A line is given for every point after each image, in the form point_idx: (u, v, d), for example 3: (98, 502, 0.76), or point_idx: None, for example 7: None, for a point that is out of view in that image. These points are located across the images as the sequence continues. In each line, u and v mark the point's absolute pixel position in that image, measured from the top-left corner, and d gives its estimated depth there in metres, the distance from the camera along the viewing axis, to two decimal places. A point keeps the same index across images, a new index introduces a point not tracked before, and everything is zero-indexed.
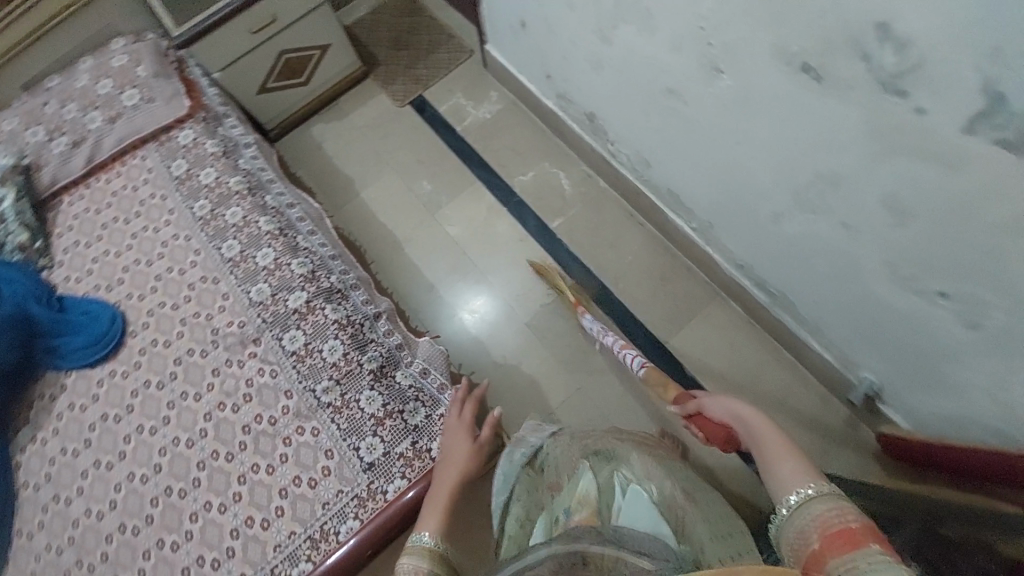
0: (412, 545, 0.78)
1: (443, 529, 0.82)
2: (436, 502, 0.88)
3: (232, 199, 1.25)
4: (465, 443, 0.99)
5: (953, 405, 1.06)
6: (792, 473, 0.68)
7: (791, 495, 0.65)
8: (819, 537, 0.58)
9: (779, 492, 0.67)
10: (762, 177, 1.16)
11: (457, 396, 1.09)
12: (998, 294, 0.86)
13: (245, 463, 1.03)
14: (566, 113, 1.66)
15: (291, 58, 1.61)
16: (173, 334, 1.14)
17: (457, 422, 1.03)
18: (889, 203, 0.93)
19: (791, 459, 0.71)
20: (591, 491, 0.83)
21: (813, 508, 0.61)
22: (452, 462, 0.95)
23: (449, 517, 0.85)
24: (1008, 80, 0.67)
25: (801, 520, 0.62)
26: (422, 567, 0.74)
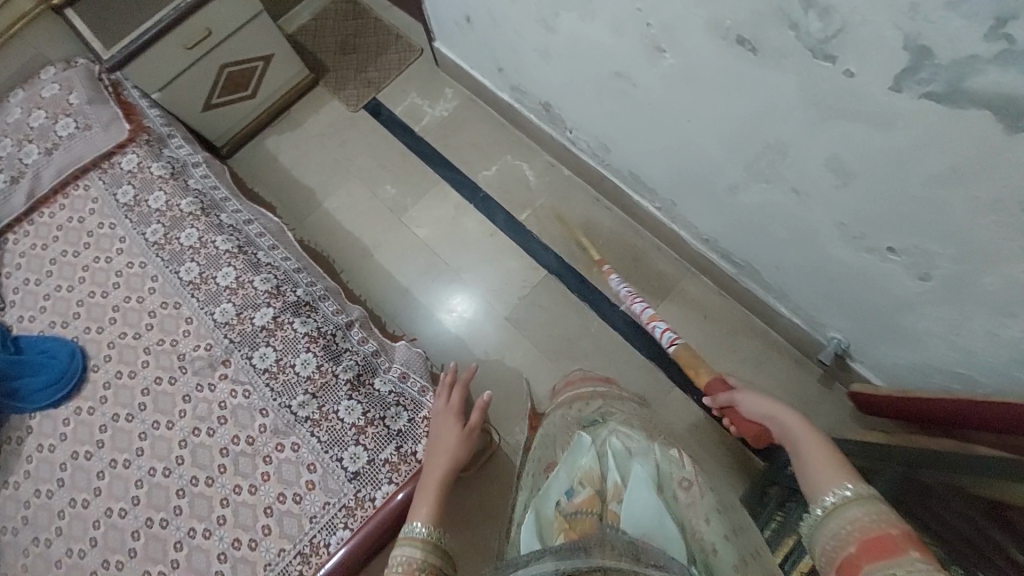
0: (406, 535, 0.82)
1: (435, 518, 0.85)
2: (427, 489, 0.91)
3: (185, 221, 1.28)
4: (453, 429, 1.00)
5: (916, 356, 1.02)
6: (831, 475, 0.67)
7: (826, 496, 0.64)
8: (856, 543, 0.57)
9: (815, 493, 0.66)
10: (715, 152, 1.04)
11: (445, 380, 1.08)
12: (948, 246, 0.79)
13: (227, 485, 1.04)
14: (523, 105, 1.57)
15: (233, 71, 1.62)
16: (138, 365, 1.16)
17: (445, 407, 1.04)
18: (833, 165, 0.84)
19: (830, 459, 0.69)
20: (594, 469, 0.74)
21: (851, 512, 0.60)
22: (441, 449, 0.97)
23: (440, 505, 0.89)
24: (928, 34, 0.60)
25: (839, 521, 0.60)
26: (415, 558, 0.78)
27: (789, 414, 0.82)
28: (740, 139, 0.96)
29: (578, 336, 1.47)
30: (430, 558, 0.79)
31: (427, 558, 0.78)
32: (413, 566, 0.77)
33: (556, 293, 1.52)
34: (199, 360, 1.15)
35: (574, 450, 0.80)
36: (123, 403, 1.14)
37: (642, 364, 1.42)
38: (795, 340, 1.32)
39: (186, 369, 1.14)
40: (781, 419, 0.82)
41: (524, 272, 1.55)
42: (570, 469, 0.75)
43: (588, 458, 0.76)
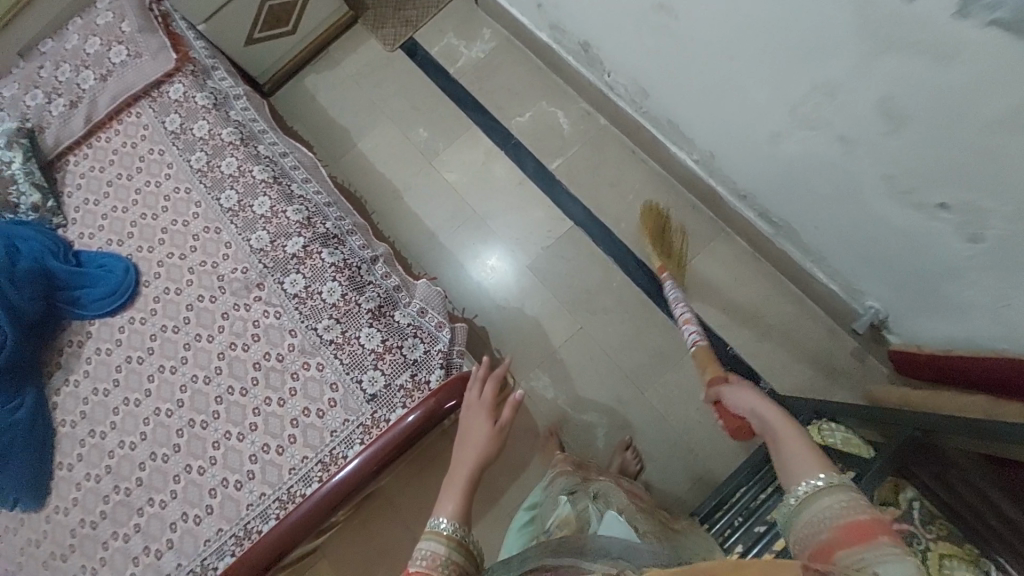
0: (430, 529, 0.78)
1: (462, 515, 0.81)
2: (455, 483, 0.86)
3: (226, 150, 1.33)
4: (485, 424, 0.96)
5: (957, 328, 0.96)
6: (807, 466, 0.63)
7: (798, 485, 0.60)
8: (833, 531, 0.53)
9: (790, 481, 0.62)
10: (759, 94, 0.97)
11: (480, 372, 1.07)
12: (1003, 203, 0.72)
13: (258, 396, 1.13)
14: (561, 45, 1.50)
15: (275, 7, 1.62)
16: (183, 283, 1.26)
17: (478, 400, 1.02)
18: (884, 107, 0.77)
19: (810, 451, 0.65)
20: (570, 513, 0.93)
21: (825, 500, 0.56)
22: (471, 445, 0.93)
23: (468, 499, 0.84)
24: None
25: (815, 511, 0.56)
26: (439, 554, 0.74)
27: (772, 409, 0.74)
28: (787, 78, 0.89)
29: (599, 290, 1.45)
30: (453, 555, 0.75)
31: (450, 555, 0.75)
32: (437, 560, 0.74)
33: (582, 246, 1.50)
34: (237, 281, 1.22)
35: (558, 503, 0.99)
36: (169, 316, 1.25)
37: (661, 323, 1.40)
38: (827, 307, 1.26)
39: (225, 290, 1.22)
40: (767, 414, 0.74)
41: (550, 222, 1.53)
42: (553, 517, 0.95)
43: (565, 506, 0.95)
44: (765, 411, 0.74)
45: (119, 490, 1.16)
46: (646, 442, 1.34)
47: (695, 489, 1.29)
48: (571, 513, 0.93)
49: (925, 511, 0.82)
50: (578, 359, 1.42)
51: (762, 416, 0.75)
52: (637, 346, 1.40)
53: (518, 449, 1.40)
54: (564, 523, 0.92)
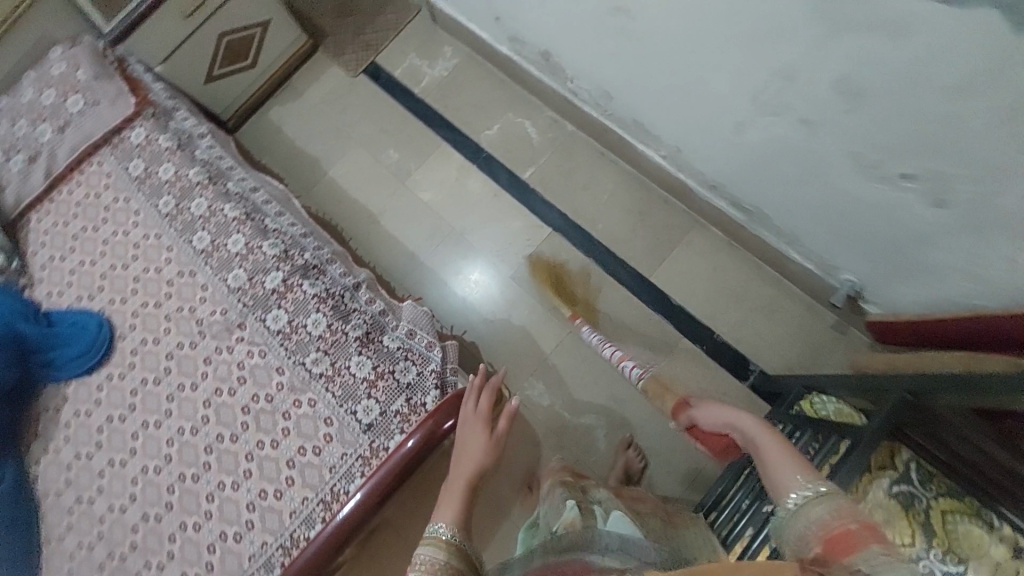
0: (429, 536, 0.80)
1: (460, 523, 0.83)
2: (454, 493, 0.88)
3: (194, 191, 1.31)
4: (481, 435, 0.97)
5: (932, 292, 0.99)
6: (792, 474, 0.70)
7: (789, 496, 0.67)
8: (818, 540, 0.59)
9: (779, 493, 0.69)
10: (719, 87, 1.00)
11: (475, 382, 1.07)
12: (964, 168, 0.75)
13: (250, 441, 1.10)
14: (523, 57, 1.53)
15: (233, 41, 1.61)
16: (161, 332, 1.22)
17: (473, 412, 1.02)
18: (842, 86, 0.80)
19: (793, 460, 0.72)
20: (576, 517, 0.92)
21: (812, 511, 0.63)
22: (468, 454, 0.94)
23: (467, 505, 0.86)
24: None
25: (806, 520, 0.63)
26: (438, 560, 0.76)
27: (748, 420, 0.83)
28: (745, 69, 0.92)
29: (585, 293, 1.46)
30: (452, 560, 0.77)
31: (449, 561, 0.77)
32: (435, 567, 0.76)
33: (562, 252, 1.50)
34: (217, 323, 1.19)
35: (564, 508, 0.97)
36: (149, 367, 1.20)
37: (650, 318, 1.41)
38: (807, 286, 1.30)
39: (205, 334, 1.19)
40: (742, 425, 0.84)
41: (529, 231, 1.54)
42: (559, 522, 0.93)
43: (571, 511, 0.94)
44: (741, 420, 0.84)
45: (112, 557, 1.10)
46: (647, 439, 1.34)
47: (701, 481, 1.30)
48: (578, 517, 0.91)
49: (923, 471, 0.87)
50: (573, 364, 1.42)
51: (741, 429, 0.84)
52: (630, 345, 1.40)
53: (521, 460, 1.38)
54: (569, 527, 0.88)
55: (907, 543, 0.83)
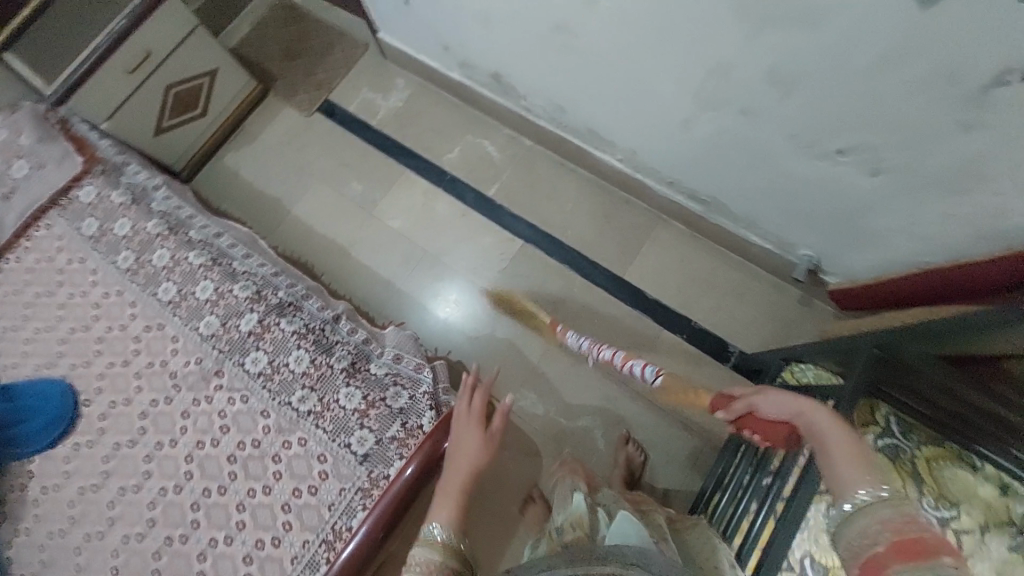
0: (425, 537, 0.88)
1: (456, 522, 0.90)
2: (450, 491, 0.95)
3: (155, 243, 1.27)
4: (476, 436, 1.02)
5: (881, 254, 1.07)
6: (862, 474, 0.68)
7: (858, 493, 0.65)
8: (887, 543, 0.58)
9: (845, 489, 0.68)
10: (663, 89, 1.07)
11: (467, 382, 1.09)
12: (891, 136, 0.84)
13: (240, 490, 1.05)
14: (474, 80, 1.58)
15: (181, 91, 1.60)
16: (132, 391, 1.16)
17: (467, 413, 1.05)
18: (773, 76, 0.88)
19: (861, 462, 0.70)
20: (583, 512, 0.98)
21: (882, 513, 0.61)
22: (463, 455, 1.00)
23: (462, 508, 0.93)
24: None
25: (871, 519, 0.62)
26: (433, 561, 0.83)
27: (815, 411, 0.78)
28: (684, 70, 0.99)
29: (564, 298, 1.49)
30: (447, 560, 0.84)
31: (445, 562, 0.83)
32: (432, 567, 0.82)
33: (536, 261, 1.54)
34: (192, 374, 1.15)
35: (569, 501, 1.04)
36: (122, 430, 1.14)
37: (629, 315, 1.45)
38: (768, 265, 1.37)
39: (181, 387, 1.15)
40: (808, 416, 0.79)
41: (501, 245, 1.57)
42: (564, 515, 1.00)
43: (578, 506, 1.00)
44: (811, 412, 0.78)
45: None
46: (643, 432, 1.36)
47: (699, 465, 1.33)
48: (586, 513, 0.98)
49: (903, 423, 0.96)
50: (560, 370, 1.44)
51: (805, 419, 0.79)
52: (614, 343, 1.44)
53: (524, 475, 1.37)
54: (576, 523, 0.96)
55: None
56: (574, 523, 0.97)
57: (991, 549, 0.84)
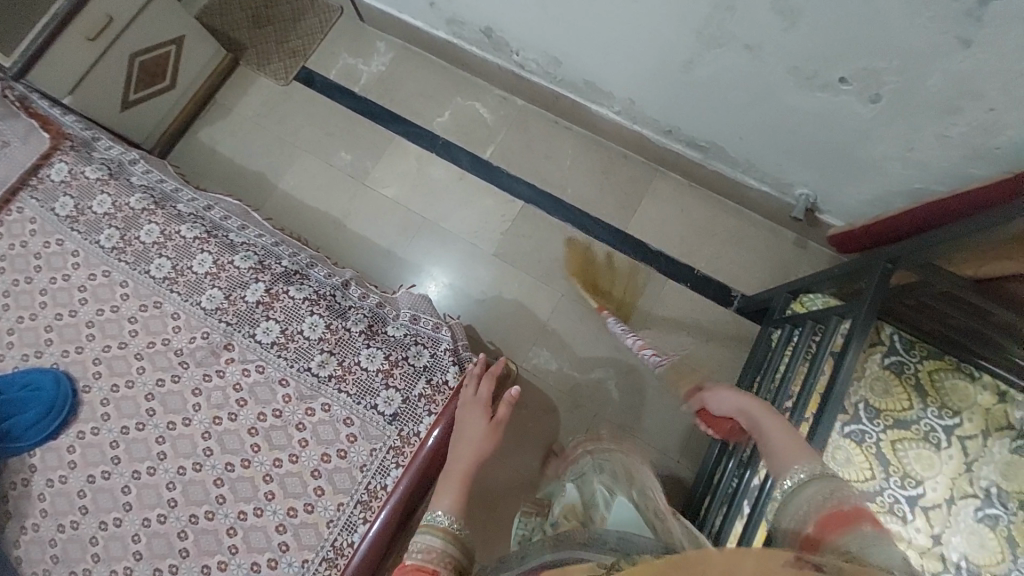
0: (427, 523, 0.83)
1: (460, 509, 0.85)
2: (452, 476, 0.90)
3: (141, 218, 1.19)
4: (481, 421, 0.98)
5: (877, 185, 1.12)
6: (790, 458, 0.72)
7: (787, 478, 0.69)
8: (817, 517, 0.61)
9: (778, 473, 0.72)
10: (665, 31, 1.06)
11: (474, 370, 1.07)
12: (891, 60, 0.86)
13: (266, 461, 1.02)
14: (462, 38, 1.53)
15: (145, 61, 1.48)
16: (134, 373, 1.11)
17: (474, 398, 1.02)
18: (779, 6, 0.88)
19: (788, 447, 0.73)
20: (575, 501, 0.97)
21: (806, 492, 0.65)
22: (467, 443, 0.95)
23: (465, 493, 0.88)
24: None
25: (801, 499, 0.65)
26: (435, 547, 0.79)
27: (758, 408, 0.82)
28: (687, 8, 0.98)
29: None
30: (449, 548, 0.80)
31: (447, 549, 0.79)
32: (434, 553, 0.78)
33: (537, 222, 1.53)
34: (199, 350, 1.10)
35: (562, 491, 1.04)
36: (127, 414, 1.09)
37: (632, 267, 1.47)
38: (765, 210, 1.41)
39: (188, 363, 1.10)
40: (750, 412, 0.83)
41: (501, 207, 1.56)
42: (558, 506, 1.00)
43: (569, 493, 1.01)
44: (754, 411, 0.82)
45: None
46: (655, 379, 1.40)
47: None
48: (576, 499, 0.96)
49: (904, 339, 1.08)
50: (570, 326, 1.45)
51: (744, 411, 0.83)
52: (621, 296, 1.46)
53: (521, 467, 1.37)
54: (570, 512, 0.93)
55: (906, 404, 1.03)
56: (569, 512, 0.93)
57: (992, 450, 0.98)
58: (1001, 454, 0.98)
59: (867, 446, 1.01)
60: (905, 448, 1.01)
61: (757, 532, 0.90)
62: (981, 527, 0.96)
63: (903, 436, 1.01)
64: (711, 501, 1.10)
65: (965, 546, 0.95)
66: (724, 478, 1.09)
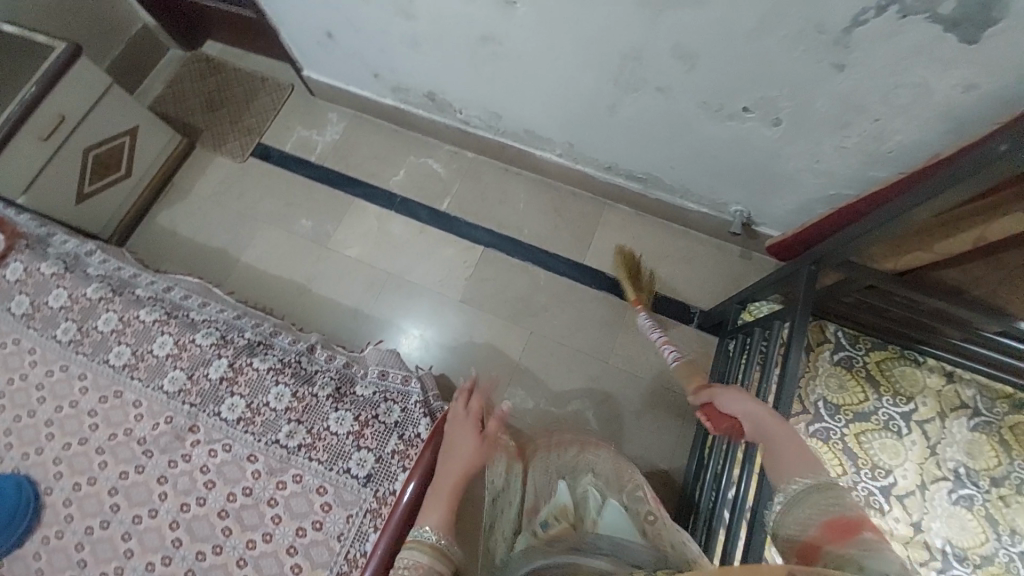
0: (414, 538, 0.83)
1: (447, 525, 0.85)
2: (440, 490, 0.89)
3: (98, 307, 1.19)
4: (471, 438, 0.96)
5: (797, 196, 1.21)
6: (796, 469, 0.68)
7: (790, 484, 0.67)
8: (821, 527, 0.60)
9: (779, 481, 0.69)
10: (587, 80, 1.16)
11: (464, 389, 1.07)
12: (782, 88, 0.96)
13: (239, 544, 0.98)
14: (408, 103, 1.63)
15: (100, 155, 1.52)
16: (96, 468, 1.07)
17: (463, 415, 1.01)
18: (678, 52, 0.98)
19: (801, 458, 0.70)
20: (569, 505, 0.87)
21: (809, 502, 0.64)
22: (456, 456, 0.94)
23: (454, 506, 0.88)
24: None
25: (804, 507, 0.64)
26: (422, 563, 0.79)
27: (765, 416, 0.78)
28: (602, 61, 1.09)
29: (532, 293, 1.54)
30: (437, 563, 0.80)
31: (434, 564, 0.79)
32: (422, 570, 0.79)
33: (499, 264, 1.58)
34: (163, 436, 1.07)
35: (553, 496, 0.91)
36: (92, 512, 1.05)
37: (594, 297, 1.52)
38: (707, 228, 1.49)
39: (152, 451, 1.06)
40: (762, 420, 0.77)
41: (462, 254, 1.61)
42: (550, 509, 0.88)
43: (564, 498, 0.89)
44: (766, 421, 0.77)
45: None
46: (630, 403, 1.42)
47: (687, 422, 1.39)
48: (569, 504, 0.87)
49: (849, 335, 1.14)
50: (541, 362, 1.47)
51: (756, 419, 0.78)
52: (587, 326, 1.49)
53: None
54: (561, 515, 0.85)
55: (862, 396, 1.08)
56: (559, 516, 0.85)
57: (951, 431, 1.03)
58: (961, 434, 1.03)
59: (833, 443, 1.05)
60: (869, 439, 1.05)
61: (738, 541, 0.92)
62: (959, 510, 0.98)
63: (865, 428, 1.05)
64: (697, 517, 1.11)
65: (946, 531, 0.97)
66: (704, 493, 1.11)
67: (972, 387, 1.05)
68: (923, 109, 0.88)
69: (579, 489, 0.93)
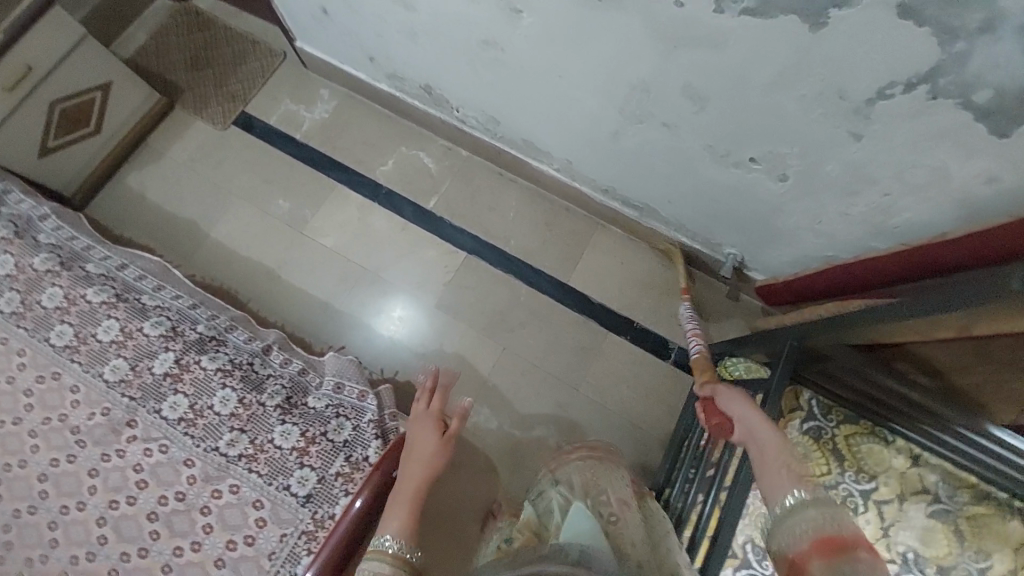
0: (375, 548, 0.83)
1: (408, 532, 0.84)
2: (402, 496, 0.88)
3: (44, 280, 1.11)
4: (433, 438, 0.95)
5: (793, 251, 1.16)
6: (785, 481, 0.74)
7: (788, 497, 0.71)
8: (809, 537, 0.63)
9: (772, 495, 0.73)
10: (592, 105, 1.09)
11: (426, 383, 1.03)
12: (793, 146, 0.90)
13: (165, 551, 0.94)
14: (404, 92, 1.53)
15: (68, 107, 1.41)
16: (28, 451, 1.02)
17: (425, 413, 0.98)
18: (688, 92, 0.91)
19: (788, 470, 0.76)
20: (532, 516, 0.93)
21: (803, 514, 0.67)
22: (417, 457, 0.93)
23: (417, 514, 0.87)
24: None
25: (799, 519, 0.66)
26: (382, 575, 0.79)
27: (759, 420, 0.86)
28: (609, 87, 1.01)
29: (511, 307, 1.49)
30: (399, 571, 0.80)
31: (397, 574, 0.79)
32: None
33: (480, 273, 1.52)
34: (98, 428, 1.02)
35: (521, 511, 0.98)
36: (19, 496, 1.00)
37: (573, 321, 1.47)
38: (698, 265, 1.44)
39: (86, 442, 1.01)
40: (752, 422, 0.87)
41: (443, 258, 1.54)
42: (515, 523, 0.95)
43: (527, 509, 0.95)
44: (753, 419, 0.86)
45: None
46: (595, 433, 1.39)
47: (649, 459, 1.37)
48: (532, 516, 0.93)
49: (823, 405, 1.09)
50: (509, 381, 1.43)
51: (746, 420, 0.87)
52: (563, 349, 1.45)
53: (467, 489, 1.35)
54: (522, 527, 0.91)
55: (825, 468, 1.02)
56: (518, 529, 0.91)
57: (909, 515, 0.97)
58: (917, 519, 0.96)
59: None
60: None
61: None
62: None
63: None
64: None
65: None
66: None
67: (935, 472, 0.99)
68: (936, 191, 0.83)
69: (542, 503, 0.96)
